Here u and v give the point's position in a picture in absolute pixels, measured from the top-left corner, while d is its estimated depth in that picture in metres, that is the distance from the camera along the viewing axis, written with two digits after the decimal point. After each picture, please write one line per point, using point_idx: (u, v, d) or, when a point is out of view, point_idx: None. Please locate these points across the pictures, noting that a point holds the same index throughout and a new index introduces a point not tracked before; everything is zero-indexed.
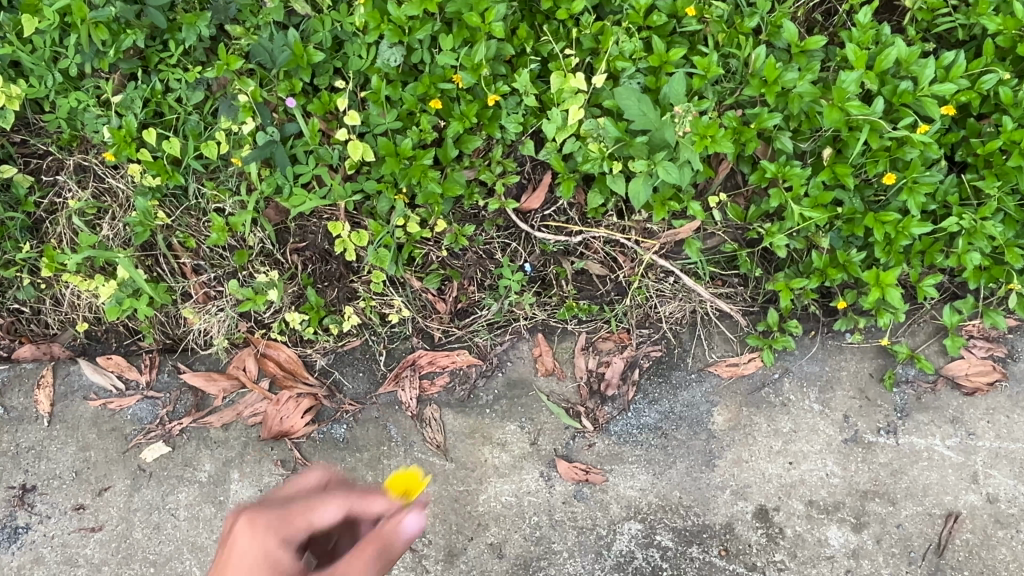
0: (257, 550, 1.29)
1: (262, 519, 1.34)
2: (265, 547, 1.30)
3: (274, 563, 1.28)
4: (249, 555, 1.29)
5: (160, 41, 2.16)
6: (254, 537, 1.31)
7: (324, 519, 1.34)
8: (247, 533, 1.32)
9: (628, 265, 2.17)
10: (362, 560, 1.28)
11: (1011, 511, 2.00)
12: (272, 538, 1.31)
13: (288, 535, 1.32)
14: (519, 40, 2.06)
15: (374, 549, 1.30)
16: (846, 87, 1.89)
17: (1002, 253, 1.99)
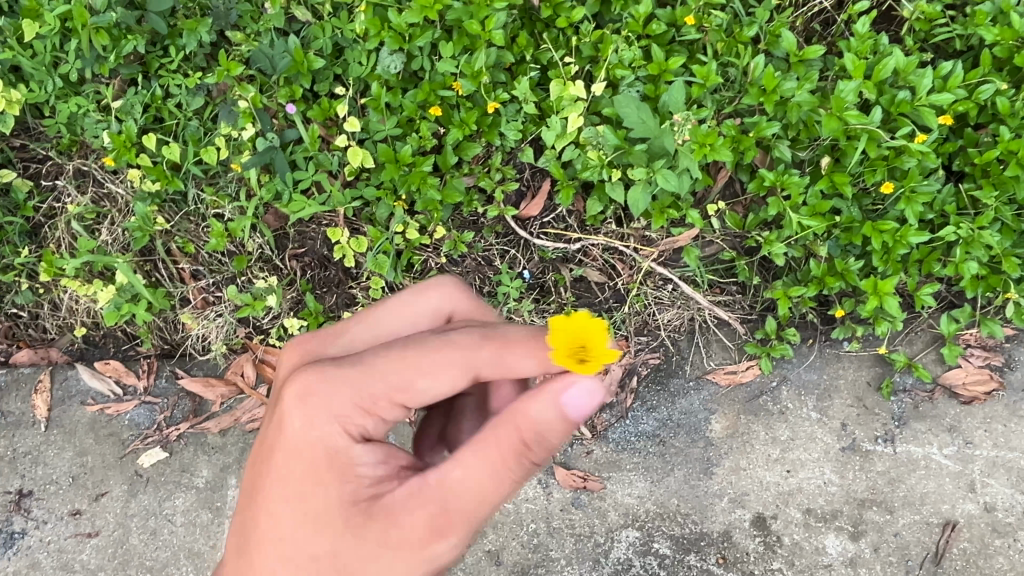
0: (326, 445, 1.11)
1: (335, 392, 1.13)
2: (336, 439, 1.11)
3: (350, 460, 1.10)
4: (315, 447, 1.11)
5: (161, 47, 2.18)
6: (322, 421, 1.12)
7: (426, 392, 1.15)
8: (310, 413, 1.12)
9: (627, 272, 2.16)
10: (482, 463, 1.06)
11: (1009, 520, 2.00)
12: (349, 424, 1.12)
13: (366, 421, 1.13)
14: (519, 47, 2.07)
15: (497, 451, 1.06)
16: (843, 96, 1.91)
17: (999, 262, 2.00)
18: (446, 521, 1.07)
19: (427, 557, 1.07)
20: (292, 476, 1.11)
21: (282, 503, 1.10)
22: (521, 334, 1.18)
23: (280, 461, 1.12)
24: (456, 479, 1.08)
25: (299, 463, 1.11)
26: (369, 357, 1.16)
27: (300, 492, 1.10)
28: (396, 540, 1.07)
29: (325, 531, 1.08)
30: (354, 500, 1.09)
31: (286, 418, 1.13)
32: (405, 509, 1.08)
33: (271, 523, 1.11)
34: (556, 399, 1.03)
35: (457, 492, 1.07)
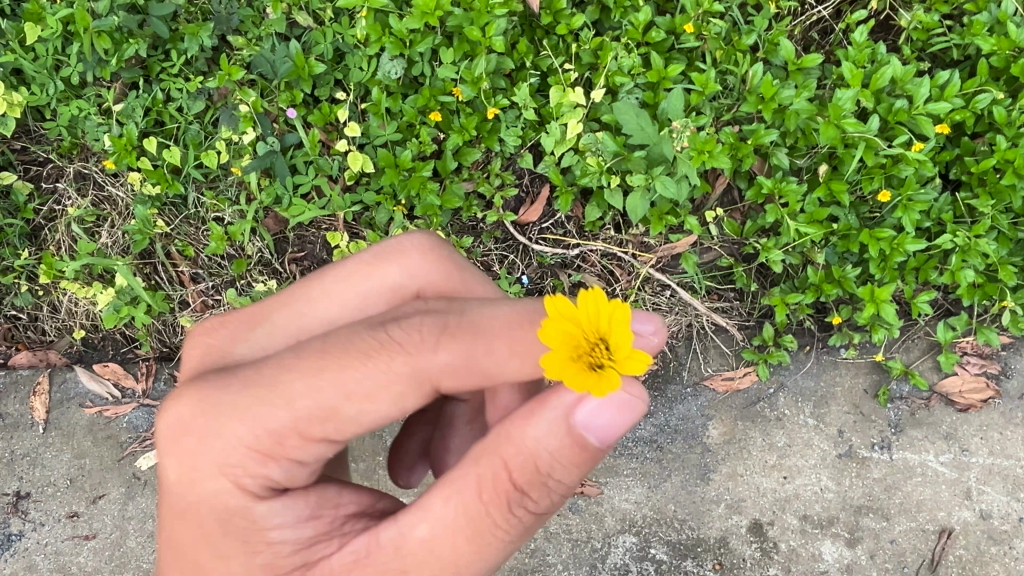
0: (225, 506, 1.06)
1: (228, 437, 1.05)
2: (232, 499, 1.05)
3: (253, 523, 1.05)
4: (214, 508, 1.06)
5: (162, 51, 2.19)
6: (210, 473, 1.06)
7: (356, 420, 1.05)
8: (197, 466, 1.07)
9: (625, 278, 2.17)
10: (457, 512, 1.03)
11: (1004, 527, 2.01)
12: (246, 474, 1.05)
13: (269, 469, 1.06)
14: (519, 54, 2.08)
15: (479, 501, 1.02)
16: (840, 104, 1.92)
17: (995, 270, 2.01)
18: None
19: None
20: (206, 537, 1.07)
21: (190, 561, 1.08)
22: (493, 327, 1.11)
23: (170, 518, 1.09)
24: (417, 541, 1.04)
25: (210, 522, 1.06)
26: (275, 379, 1.06)
27: (201, 561, 1.08)
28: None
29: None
30: (274, 574, 1.06)
31: (167, 467, 1.09)
32: None
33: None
34: (544, 437, 1.01)
35: (416, 557, 1.04)
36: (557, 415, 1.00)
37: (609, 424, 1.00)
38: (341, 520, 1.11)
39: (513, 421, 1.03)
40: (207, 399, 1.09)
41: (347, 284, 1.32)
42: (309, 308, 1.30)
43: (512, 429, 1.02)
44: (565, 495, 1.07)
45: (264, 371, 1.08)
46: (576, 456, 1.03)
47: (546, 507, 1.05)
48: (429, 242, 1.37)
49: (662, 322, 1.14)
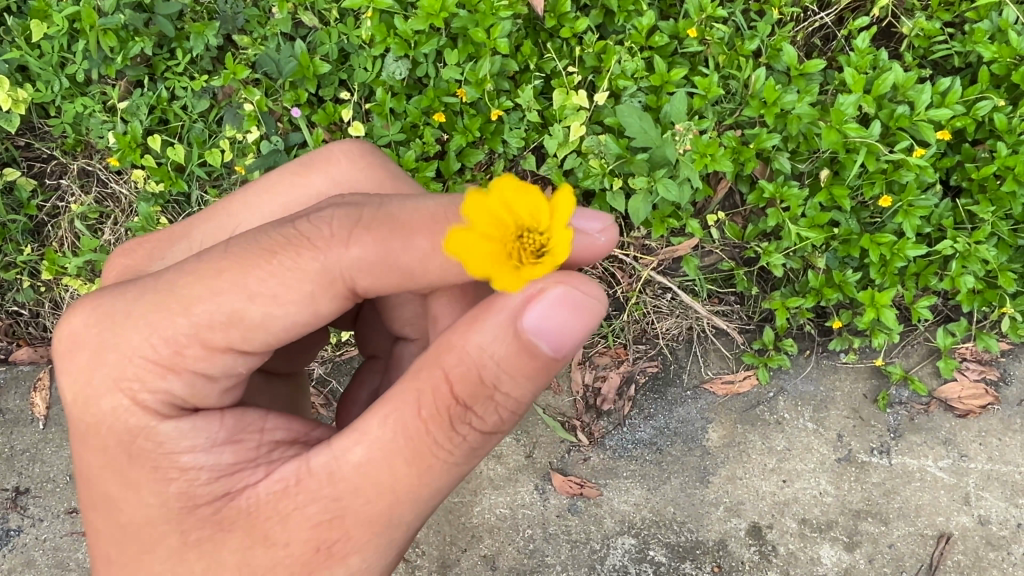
0: (126, 426, 1.12)
1: (127, 349, 1.13)
2: (135, 417, 1.12)
3: (155, 441, 1.11)
4: (116, 430, 1.12)
5: (168, 50, 2.20)
6: (108, 391, 1.13)
7: (270, 321, 1.11)
8: (96, 386, 1.14)
9: (626, 280, 2.14)
10: (396, 434, 1.10)
11: (1002, 533, 2.02)
12: (146, 387, 1.11)
13: (168, 382, 1.12)
14: (523, 56, 2.09)
15: (418, 419, 1.09)
16: (842, 109, 1.93)
17: (995, 277, 2.02)
18: (338, 526, 1.11)
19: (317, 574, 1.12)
20: (111, 459, 1.13)
21: (100, 490, 1.15)
22: (403, 219, 1.15)
23: (80, 442, 1.16)
24: (351, 465, 1.10)
25: (112, 439, 1.13)
26: (181, 287, 1.13)
27: (112, 490, 1.14)
28: (268, 556, 1.11)
29: (162, 543, 1.12)
30: (191, 501, 1.11)
31: (71, 390, 1.17)
32: (272, 505, 1.11)
33: (107, 530, 1.15)
34: (480, 349, 1.07)
35: (348, 480, 1.10)
36: (498, 324, 1.07)
37: (559, 328, 1.05)
38: (266, 446, 1.16)
39: (455, 329, 1.09)
40: (107, 315, 1.17)
41: (273, 199, 1.42)
42: (233, 223, 1.41)
43: (453, 345, 1.08)
44: (511, 415, 1.12)
45: (165, 280, 1.15)
46: (525, 367, 1.08)
47: (488, 425, 1.11)
48: (358, 149, 1.44)
49: (612, 223, 1.20)
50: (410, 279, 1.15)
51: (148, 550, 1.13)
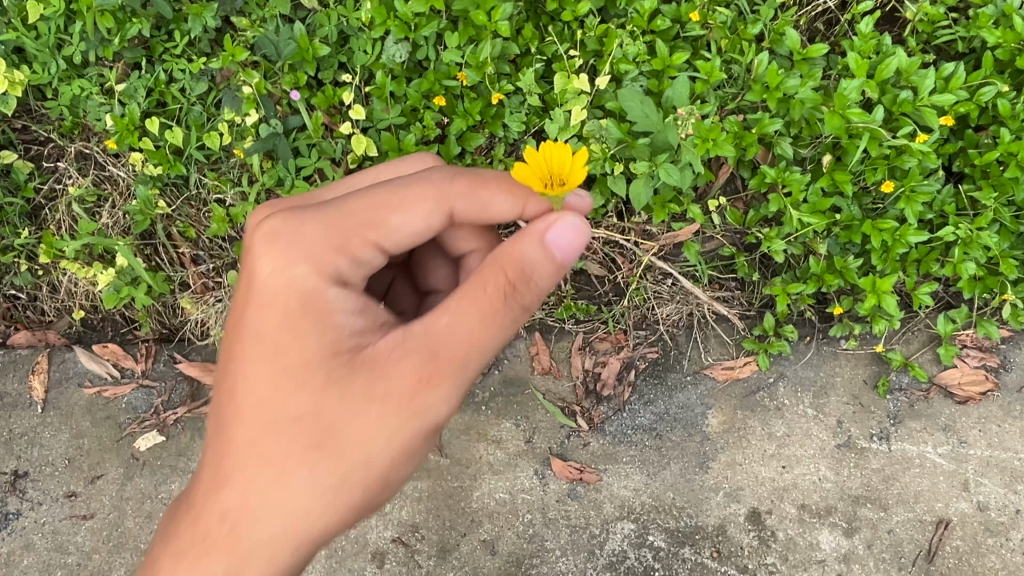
0: (304, 287, 1.21)
1: (307, 233, 1.24)
2: (314, 283, 1.22)
3: (329, 303, 1.21)
4: (295, 291, 1.21)
5: (165, 31, 2.17)
6: (297, 263, 1.22)
7: (397, 229, 1.28)
8: (287, 258, 1.22)
9: (627, 266, 2.16)
10: (470, 306, 1.18)
11: (1001, 519, 2.02)
12: (322, 261, 1.23)
13: (338, 260, 1.24)
14: (524, 40, 2.07)
15: (484, 293, 1.18)
16: (846, 94, 1.91)
17: (997, 263, 2.01)
18: (430, 372, 1.18)
19: (417, 404, 1.19)
20: (281, 317, 1.21)
21: (263, 349, 1.21)
22: (489, 174, 1.35)
23: (255, 308, 1.22)
24: (438, 327, 1.19)
25: (284, 301, 1.21)
26: (346, 197, 1.28)
27: (278, 343, 1.20)
28: (380, 390, 1.18)
29: (310, 381, 1.19)
30: (337, 349, 1.20)
31: (259, 262, 1.23)
32: (382, 358, 1.20)
33: (259, 378, 1.21)
34: (544, 243, 1.18)
35: (433, 338, 1.19)
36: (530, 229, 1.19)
37: (569, 245, 1.20)
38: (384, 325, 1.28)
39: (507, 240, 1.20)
40: (296, 213, 1.27)
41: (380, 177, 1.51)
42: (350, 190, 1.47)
43: (515, 242, 1.18)
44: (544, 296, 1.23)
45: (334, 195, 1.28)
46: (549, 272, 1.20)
47: (530, 303, 1.21)
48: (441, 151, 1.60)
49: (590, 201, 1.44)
50: (487, 219, 1.35)
51: (293, 390, 1.19)
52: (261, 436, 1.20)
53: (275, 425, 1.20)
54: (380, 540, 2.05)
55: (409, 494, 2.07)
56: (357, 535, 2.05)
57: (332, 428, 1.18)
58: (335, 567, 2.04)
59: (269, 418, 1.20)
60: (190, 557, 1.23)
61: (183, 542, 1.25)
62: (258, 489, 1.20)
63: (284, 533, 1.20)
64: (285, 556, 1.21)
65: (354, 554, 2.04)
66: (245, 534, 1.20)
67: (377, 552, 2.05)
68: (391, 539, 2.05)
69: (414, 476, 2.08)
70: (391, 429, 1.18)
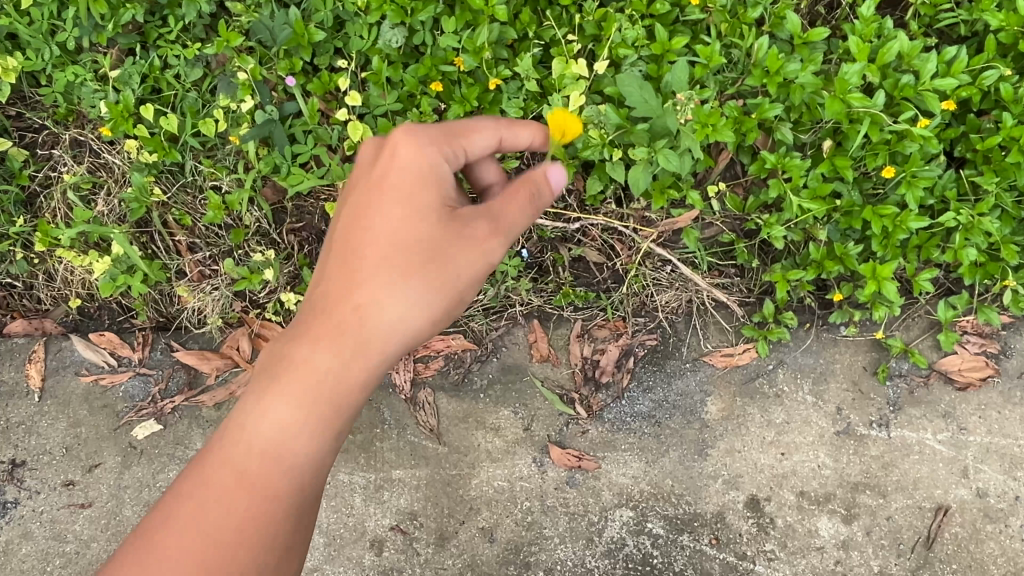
0: (427, 160, 1.31)
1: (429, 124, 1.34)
2: (436, 156, 1.32)
3: (439, 175, 1.31)
4: (419, 161, 1.30)
5: (159, 16, 2.14)
6: (423, 143, 1.32)
7: (477, 146, 1.40)
8: (417, 138, 1.31)
9: (626, 253, 2.16)
10: (515, 200, 1.33)
11: (1000, 506, 2.02)
12: (441, 143, 1.33)
13: (449, 147, 1.35)
14: (522, 24, 2.04)
15: (523, 193, 1.34)
16: (847, 78, 1.88)
17: (998, 249, 2.00)
18: (498, 230, 1.30)
19: (484, 250, 1.29)
20: (404, 177, 1.30)
21: (390, 201, 1.29)
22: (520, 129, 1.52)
23: (385, 170, 1.31)
24: (502, 202, 1.32)
25: (410, 166, 1.30)
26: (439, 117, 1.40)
27: (402, 194, 1.29)
28: (466, 238, 1.28)
29: (422, 226, 1.27)
30: (443, 206, 1.30)
31: (391, 144, 1.31)
32: (467, 218, 1.30)
33: (383, 216, 1.29)
34: (549, 178, 1.38)
35: (499, 210, 1.32)
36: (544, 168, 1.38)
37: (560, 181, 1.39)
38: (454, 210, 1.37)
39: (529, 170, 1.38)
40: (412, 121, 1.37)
41: None
42: None
43: (534, 170, 1.37)
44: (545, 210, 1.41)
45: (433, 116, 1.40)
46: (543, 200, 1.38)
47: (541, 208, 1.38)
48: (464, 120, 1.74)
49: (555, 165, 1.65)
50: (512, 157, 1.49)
51: (409, 226, 1.28)
52: (372, 261, 1.27)
53: (390, 250, 1.27)
54: (378, 528, 2.05)
55: (408, 482, 2.07)
56: (355, 523, 2.05)
57: (439, 254, 1.27)
58: (333, 555, 2.03)
59: (387, 249, 1.27)
60: (294, 362, 1.26)
61: (287, 355, 1.26)
62: (366, 311, 1.26)
63: (387, 344, 1.27)
64: (381, 364, 1.28)
65: (352, 542, 2.04)
66: (356, 338, 1.26)
67: (375, 540, 2.04)
68: (389, 527, 2.05)
69: (413, 463, 2.08)
70: (475, 266, 1.29)
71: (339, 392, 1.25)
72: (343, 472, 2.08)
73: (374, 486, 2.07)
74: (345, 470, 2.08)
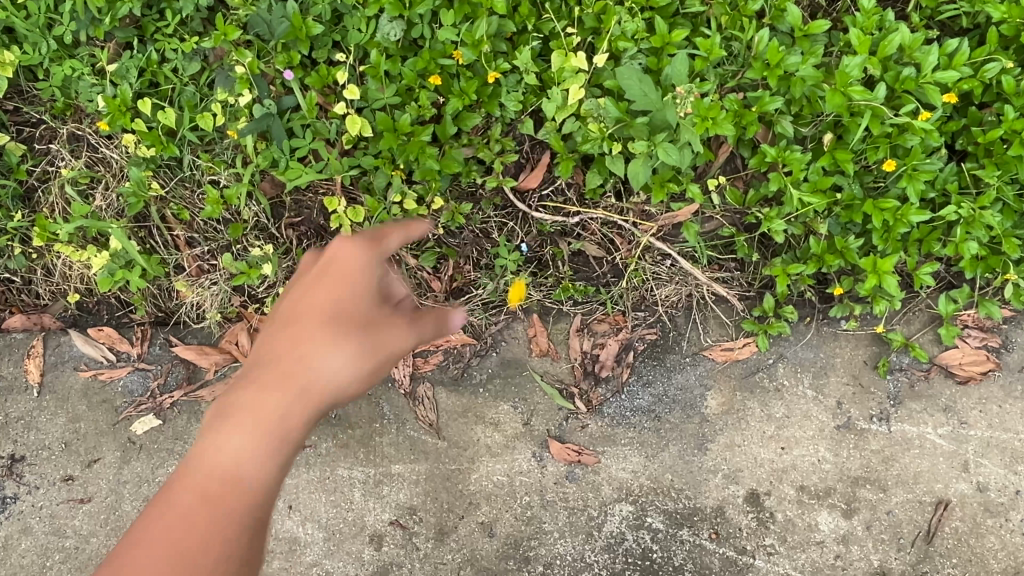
0: (367, 254, 1.38)
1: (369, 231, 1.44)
2: (376, 252, 1.39)
3: (377, 268, 1.38)
4: (359, 255, 1.37)
5: (156, 10, 2.13)
6: (364, 241, 1.40)
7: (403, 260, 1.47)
8: (359, 239, 1.40)
9: (626, 246, 2.15)
10: (429, 319, 1.39)
11: (1001, 500, 2.01)
12: (381, 246, 1.42)
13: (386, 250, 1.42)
14: (521, 17, 2.03)
15: (436, 315, 1.39)
16: (848, 71, 1.88)
17: (1000, 243, 1.99)
18: (418, 325, 1.37)
19: (402, 339, 1.34)
20: (348, 265, 1.35)
21: (334, 283, 1.33)
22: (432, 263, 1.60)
23: (330, 262, 1.37)
24: (419, 309, 1.39)
25: (351, 258, 1.36)
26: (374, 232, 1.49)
27: (343, 277, 1.34)
28: (392, 325, 1.33)
29: (357, 303, 1.32)
30: (378, 294, 1.35)
31: (337, 243, 1.39)
32: (394, 310, 1.35)
33: (319, 294, 1.32)
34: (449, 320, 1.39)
35: (417, 313, 1.38)
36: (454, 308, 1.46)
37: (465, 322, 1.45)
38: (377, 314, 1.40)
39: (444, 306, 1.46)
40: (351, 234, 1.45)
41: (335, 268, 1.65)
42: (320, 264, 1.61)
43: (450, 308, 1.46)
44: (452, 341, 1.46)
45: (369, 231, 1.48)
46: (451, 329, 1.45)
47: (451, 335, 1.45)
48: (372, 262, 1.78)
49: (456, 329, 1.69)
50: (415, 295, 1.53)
51: (346, 300, 1.32)
52: (319, 326, 1.28)
53: (329, 320, 1.29)
54: (378, 523, 2.05)
55: (407, 477, 2.07)
56: (355, 518, 2.05)
57: (375, 326, 1.31)
58: (333, 549, 2.04)
59: (328, 318, 1.29)
60: (235, 407, 1.17)
61: (235, 399, 1.19)
62: (308, 365, 1.24)
63: (318, 399, 1.23)
64: (312, 418, 1.22)
65: (351, 536, 2.04)
66: (297, 387, 1.21)
67: (375, 535, 2.04)
68: (388, 522, 2.05)
69: (412, 458, 2.08)
70: (397, 349, 1.33)
71: (282, 433, 1.16)
72: (343, 466, 2.08)
73: (373, 481, 2.07)
74: (345, 465, 2.08)
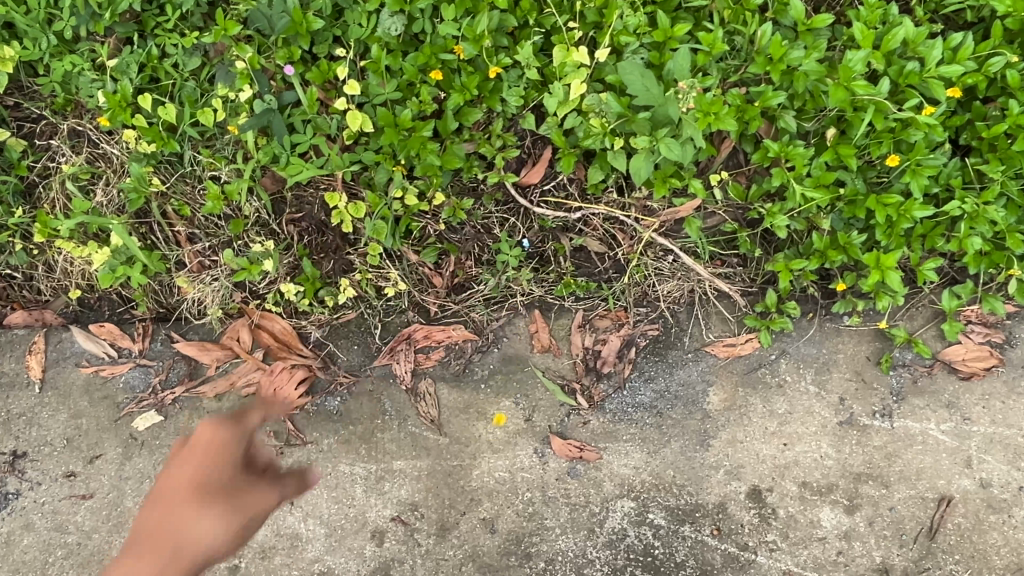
0: (223, 433, 1.56)
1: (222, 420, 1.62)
2: (235, 432, 1.59)
3: (235, 441, 1.56)
4: (219, 433, 1.56)
5: (157, 5, 2.12)
6: (219, 425, 1.59)
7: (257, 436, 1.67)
8: (218, 425, 1.59)
9: (627, 242, 2.15)
10: (287, 485, 1.61)
11: (1004, 496, 2.01)
12: (237, 428, 1.61)
13: (241, 430, 1.62)
14: (522, 11, 2.01)
15: (292, 483, 1.63)
16: (851, 65, 1.86)
17: (1004, 238, 1.98)
18: (278, 492, 1.55)
19: (268, 504, 1.50)
20: (212, 442, 1.53)
21: (197, 459, 1.49)
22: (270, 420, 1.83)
23: (194, 444, 1.53)
24: (279, 480, 1.59)
25: (212, 436, 1.54)
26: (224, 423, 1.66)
27: (208, 449, 1.51)
28: (257, 490, 1.49)
29: (223, 471, 1.47)
30: (242, 462, 1.53)
31: (197, 430, 1.58)
32: (259, 479, 1.53)
33: (186, 472, 1.47)
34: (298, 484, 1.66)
35: (276, 479, 1.58)
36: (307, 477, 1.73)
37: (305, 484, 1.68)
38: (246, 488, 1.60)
39: (297, 476, 1.70)
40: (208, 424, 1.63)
41: None
42: None
43: (303, 473, 1.72)
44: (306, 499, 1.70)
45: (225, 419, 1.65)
46: (305, 488, 1.71)
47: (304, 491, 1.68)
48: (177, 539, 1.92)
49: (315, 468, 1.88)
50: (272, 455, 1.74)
51: (212, 474, 1.46)
52: (190, 493, 1.42)
53: (193, 492, 1.42)
54: (379, 519, 2.05)
55: (409, 473, 2.07)
56: (356, 514, 2.05)
57: (236, 494, 1.44)
58: (335, 545, 2.04)
59: (192, 487, 1.43)
60: None
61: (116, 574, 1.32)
62: (183, 525, 1.37)
63: (195, 565, 1.35)
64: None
65: (353, 532, 2.04)
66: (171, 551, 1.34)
67: (376, 531, 2.04)
68: (390, 518, 2.05)
69: (414, 454, 2.08)
70: (263, 517, 1.49)
71: None
72: (344, 463, 2.08)
73: (375, 477, 2.07)
74: (346, 461, 2.08)
